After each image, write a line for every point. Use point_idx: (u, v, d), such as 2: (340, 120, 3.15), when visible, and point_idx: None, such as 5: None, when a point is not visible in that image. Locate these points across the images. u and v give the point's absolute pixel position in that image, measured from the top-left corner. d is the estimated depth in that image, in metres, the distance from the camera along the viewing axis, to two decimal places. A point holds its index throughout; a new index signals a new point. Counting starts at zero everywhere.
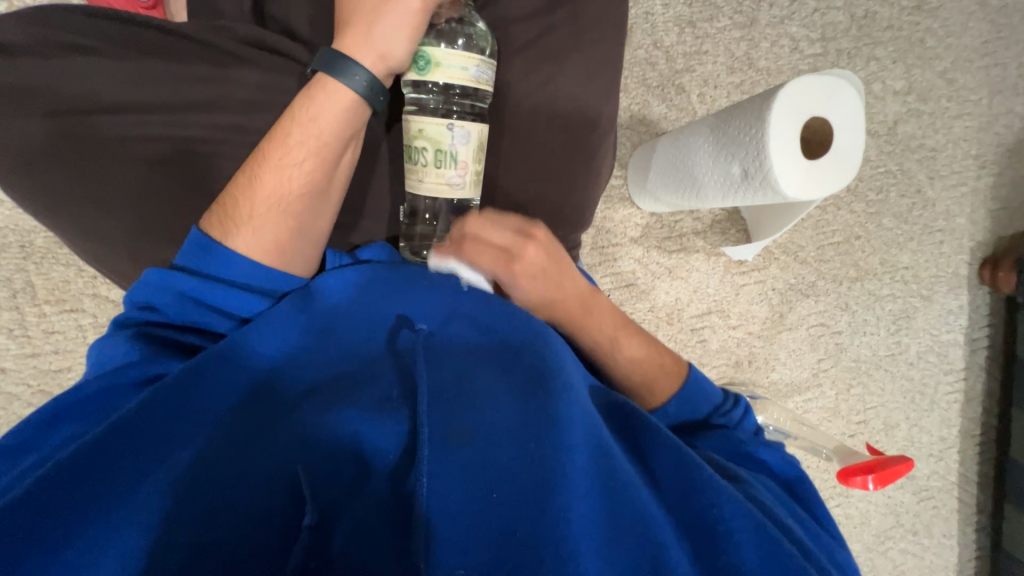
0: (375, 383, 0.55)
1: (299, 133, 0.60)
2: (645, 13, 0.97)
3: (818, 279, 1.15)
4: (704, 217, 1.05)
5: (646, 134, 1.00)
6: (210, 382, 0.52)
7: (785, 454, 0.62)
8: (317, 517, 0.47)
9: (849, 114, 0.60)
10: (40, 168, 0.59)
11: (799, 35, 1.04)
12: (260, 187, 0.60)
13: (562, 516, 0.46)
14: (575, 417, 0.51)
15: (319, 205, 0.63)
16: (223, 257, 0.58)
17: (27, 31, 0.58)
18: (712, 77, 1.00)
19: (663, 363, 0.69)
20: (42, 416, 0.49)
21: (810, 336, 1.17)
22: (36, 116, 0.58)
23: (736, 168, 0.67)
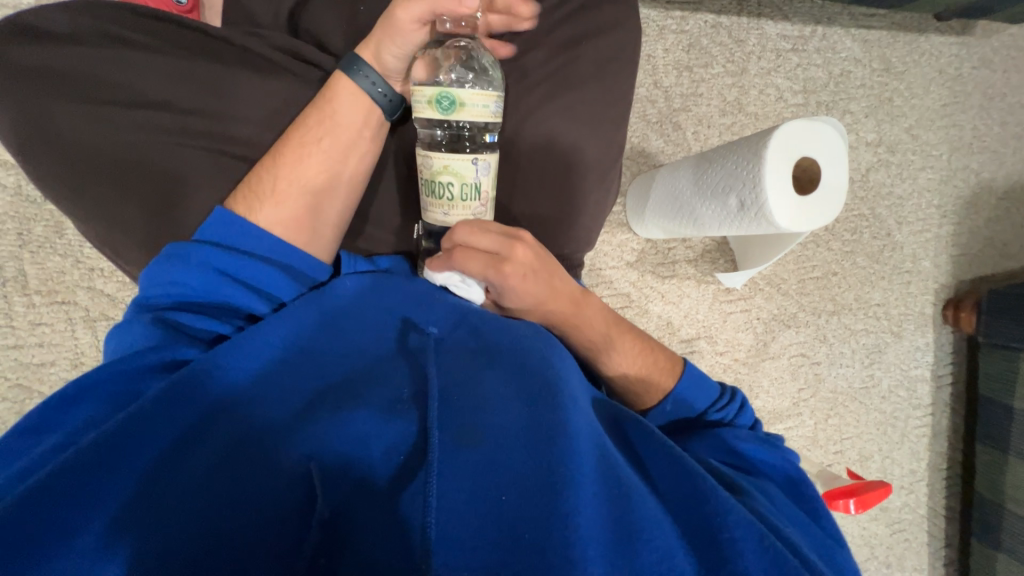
0: (384, 384, 0.55)
1: (321, 113, 0.63)
2: (647, 56, 1.05)
3: (799, 310, 1.21)
4: (696, 246, 1.11)
5: (645, 165, 1.06)
6: (218, 378, 0.52)
7: (781, 451, 0.63)
8: (328, 513, 0.46)
9: (834, 156, 0.67)
10: (65, 156, 0.60)
11: (784, 86, 1.14)
12: (278, 166, 0.62)
13: (571, 519, 0.45)
14: (579, 424, 0.52)
15: (339, 189, 0.65)
16: (237, 230, 0.58)
17: (67, 22, 0.60)
18: (706, 117, 1.08)
19: (657, 360, 0.70)
20: (61, 395, 0.49)
21: (791, 365, 1.22)
22: (65, 104, 0.59)
23: (733, 200, 0.72)
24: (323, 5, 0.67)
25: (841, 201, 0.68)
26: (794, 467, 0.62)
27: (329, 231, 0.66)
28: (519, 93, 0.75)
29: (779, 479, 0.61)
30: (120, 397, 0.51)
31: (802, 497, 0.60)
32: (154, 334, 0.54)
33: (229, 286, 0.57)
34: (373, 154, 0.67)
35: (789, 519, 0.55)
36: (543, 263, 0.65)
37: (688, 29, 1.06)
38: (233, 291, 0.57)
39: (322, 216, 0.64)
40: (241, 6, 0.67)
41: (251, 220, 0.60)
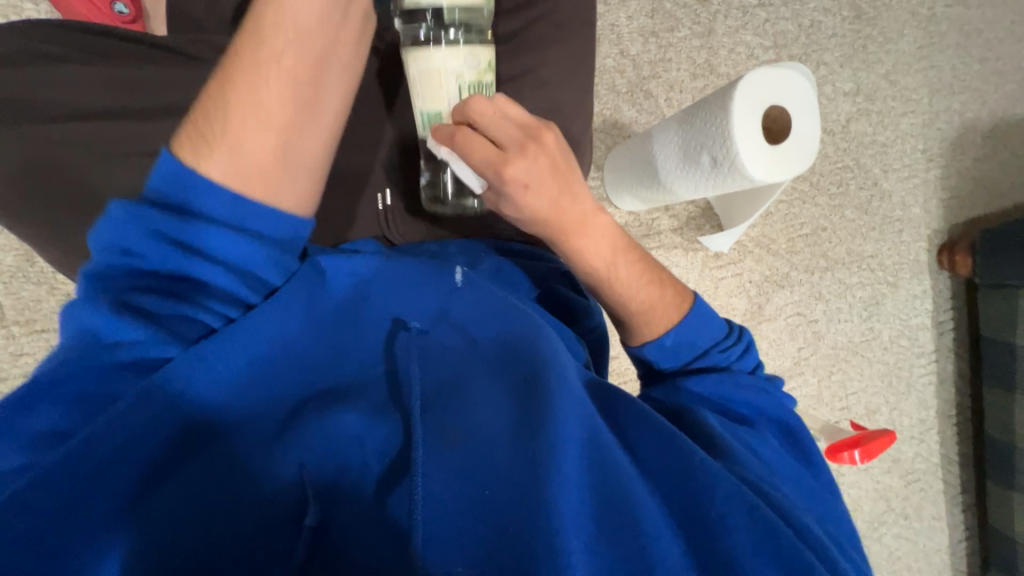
0: (371, 388, 0.52)
1: (277, 14, 0.49)
2: (611, 25, 1.03)
3: (791, 270, 1.20)
4: (680, 213, 1.09)
5: (619, 136, 1.04)
6: (200, 385, 0.47)
7: (775, 398, 0.62)
8: (319, 518, 0.45)
9: (804, 103, 0.65)
10: (9, 176, 0.57)
11: (754, 42, 1.12)
12: (229, 95, 0.49)
13: (552, 508, 0.45)
14: (567, 409, 0.49)
15: (313, 124, 0.52)
16: (192, 185, 0.48)
17: (4, 43, 0.59)
18: (678, 82, 1.06)
19: (664, 294, 0.64)
20: (18, 395, 0.44)
21: (788, 325, 1.21)
22: (3, 122, 0.57)
23: (705, 158, 0.71)
24: None
25: (816, 148, 0.66)
26: (792, 416, 0.61)
27: (309, 177, 0.53)
28: None
29: (775, 428, 0.60)
30: (94, 400, 0.46)
31: (798, 445, 0.60)
32: (114, 321, 0.46)
33: (191, 262, 0.49)
34: (351, 65, 0.54)
35: (786, 484, 0.54)
36: (556, 172, 0.57)
37: None
38: (200, 269, 0.49)
39: (291, 157, 0.51)
40: (185, 11, 0.65)
41: (208, 174, 0.48)
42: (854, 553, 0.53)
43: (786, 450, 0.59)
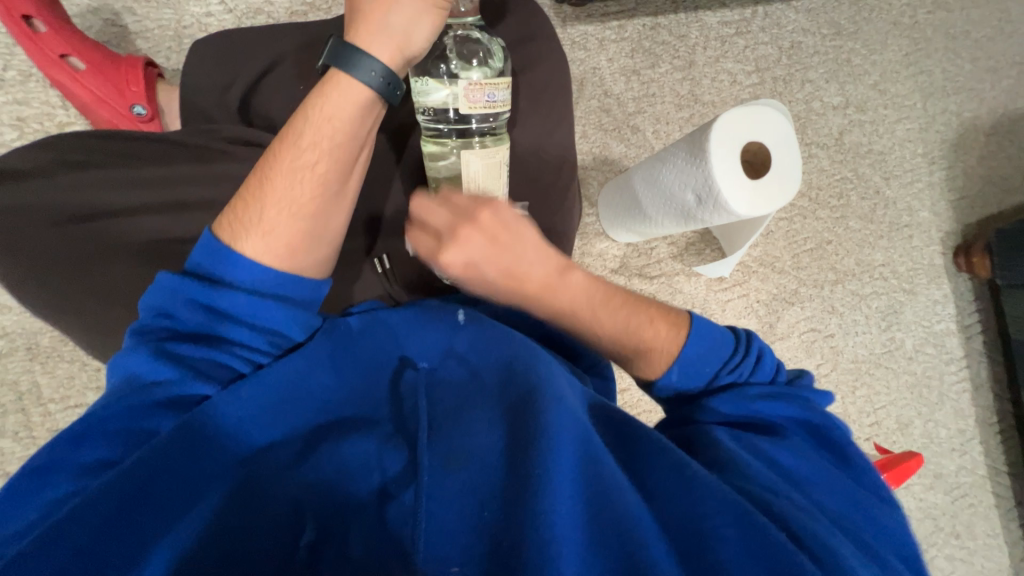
0: (379, 426, 0.53)
1: (314, 135, 0.56)
2: (592, 68, 1.07)
3: (799, 286, 1.18)
4: (679, 241, 1.10)
5: (610, 172, 1.07)
6: (241, 418, 0.50)
7: (804, 404, 0.58)
8: (315, 536, 0.46)
9: (779, 137, 0.67)
10: (44, 278, 0.59)
11: (735, 69, 1.14)
12: (267, 192, 0.55)
13: (545, 519, 0.42)
14: (563, 425, 0.47)
15: (335, 208, 0.58)
16: (232, 258, 0.53)
17: (35, 158, 0.63)
18: (663, 114, 1.09)
19: (658, 330, 0.62)
20: (69, 433, 0.46)
21: (803, 342, 1.18)
22: (35, 230, 0.60)
23: (690, 195, 0.73)
24: (274, 87, 0.70)
25: (799, 179, 0.68)
26: (820, 416, 0.57)
27: (330, 249, 0.59)
28: None
29: (804, 432, 0.57)
30: (135, 433, 0.47)
31: (832, 448, 0.55)
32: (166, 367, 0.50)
33: (239, 319, 0.53)
34: (368, 165, 0.62)
35: (806, 492, 0.50)
36: (500, 243, 0.57)
37: (628, 35, 1.09)
38: (247, 321, 0.53)
39: (316, 237, 0.57)
40: (195, 105, 0.71)
41: (246, 249, 0.54)
42: (900, 566, 0.46)
43: (820, 456, 0.54)
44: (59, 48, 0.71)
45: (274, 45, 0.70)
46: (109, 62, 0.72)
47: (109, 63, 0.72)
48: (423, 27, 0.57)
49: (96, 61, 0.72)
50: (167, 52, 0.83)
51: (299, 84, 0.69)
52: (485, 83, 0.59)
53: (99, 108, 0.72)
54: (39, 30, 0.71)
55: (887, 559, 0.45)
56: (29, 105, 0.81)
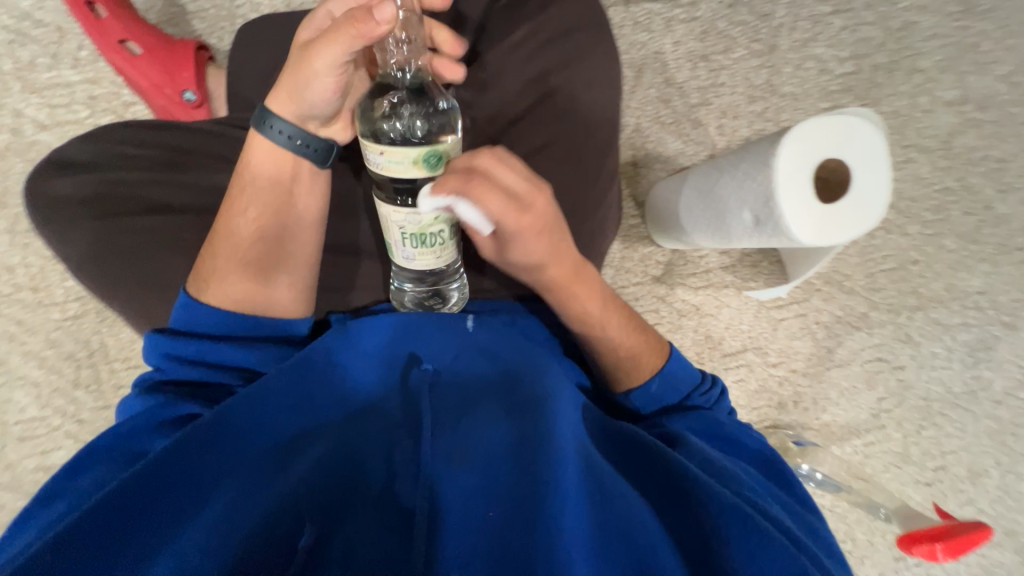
0: (385, 427, 0.49)
1: (241, 187, 0.57)
2: (655, 53, 0.97)
3: (871, 309, 1.04)
4: (732, 250, 1.00)
5: (662, 171, 0.98)
6: (242, 421, 0.46)
7: (752, 434, 0.59)
8: (313, 541, 0.42)
9: (864, 155, 0.58)
10: (111, 270, 0.60)
11: (826, 55, 0.99)
12: (214, 245, 0.57)
13: (554, 524, 0.41)
14: (567, 434, 0.46)
15: (287, 247, 0.59)
16: (199, 308, 0.53)
17: (95, 152, 0.63)
18: (732, 107, 0.97)
19: (646, 343, 0.63)
20: (75, 462, 0.45)
21: (866, 373, 1.04)
22: (103, 222, 0.60)
23: (747, 215, 0.65)
24: None
25: (882, 207, 0.59)
26: (767, 448, 0.58)
27: (293, 288, 0.59)
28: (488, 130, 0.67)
29: (753, 461, 0.57)
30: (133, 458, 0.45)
31: (777, 476, 0.55)
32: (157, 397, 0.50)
33: (224, 364, 0.53)
34: (313, 201, 0.60)
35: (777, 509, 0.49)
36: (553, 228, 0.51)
37: (700, 15, 0.97)
38: (235, 362, 0.53)
39: (268, 278, 0.57)
40: (241, 96, 0.71)
41: (209, 300, 0.55)
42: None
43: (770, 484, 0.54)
44: (119, 34, 0.73)
45: None
46: (163, 46, 0.74)
47: (162, 49, 0.74)
48: (319, 91, 0.53)
49: (153, 48, 0.74)
50: (221, 33, 0.84)
51: None
52: (365, 144, 0.47)
53: (154, 93, 0.74)
54: (100, 15, 0.73)
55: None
56: (98, 83, 0.83)
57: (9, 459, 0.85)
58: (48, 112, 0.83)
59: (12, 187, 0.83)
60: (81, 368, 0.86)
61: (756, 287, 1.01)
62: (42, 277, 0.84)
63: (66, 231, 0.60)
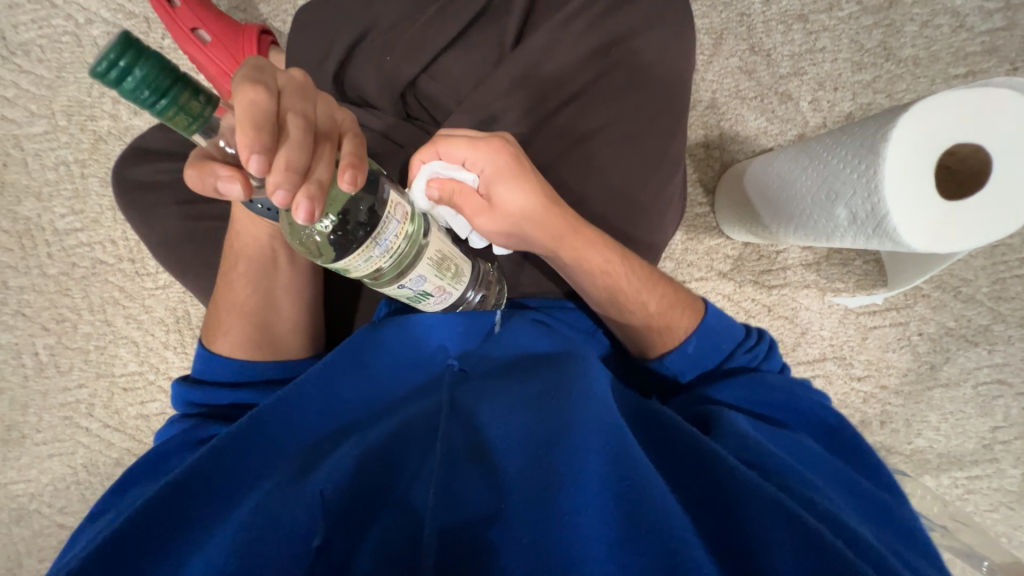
0: (410, 425, 0.46)
1: (229, 245, 0.57)
2: (740, 15, 0.84)
3: (994, 322, 0.86)
4: (818, 246, 0.88)
5: (739, 153, 0.86)
6: (277, 425, 0.45)
7: (810, 397, 0.53)
8: (325, 539, 0.39)
9: (1004, 141, 0.47)
10: (183, 252, 0.64)
11: (966, 8, 0.80)
12: (221, 301, 0.57)
13: (568, 519, 0.36)
14: (590, 419, 0.41)
15: (286, 300, 0.58)
16: (214, 363, 0.54)
17: (165, 139, 0.66)
18: (831, 77, 0.83)
19: (669, 290, 0.59)
20: (126, 478, 0.47)
21: (978, 396, 0.88)
22: (173, 208, 0.64)
23: (841, 212, 0.55)
24: (363, 59, 0.64)
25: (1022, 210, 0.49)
26: (831, 412, 0.52)
27: (296, 334, 0.59)
28: (541, 108, 0.61)
29: (810, 427, 0.52)
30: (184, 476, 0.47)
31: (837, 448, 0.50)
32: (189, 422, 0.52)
33: (242, 407, 0.54)
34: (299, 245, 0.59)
35: (833, 491, 0.44)
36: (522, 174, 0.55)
37: None
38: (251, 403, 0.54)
39: (273, 325, 0.57)
40: None
41: (219, 352, 0.55)
42: (917, 557, 0.40)
43: (833, 457, 0.48)
44: (191, 22, 0.77)
45: (366, 12, 0.65)
46: (229, 33, 0.77)
47: (229, 35, 0.76)
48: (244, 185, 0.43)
49: (220, 35, 0.76)
50: (284, 16, 0.86)
51: (386, 53, 0.63)
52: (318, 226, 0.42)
53: (223, 80, 0.77)
54: (176, 6, 0.77)
55: (915, 564, 0.38)
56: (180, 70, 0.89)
57: (116, 406, 0.98)
58: None
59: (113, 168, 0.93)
60: (170, 332, 0.96)
61: (844, 290, 0.88)
62: (138, 250, 0.95)
63: (143, 215, 0.64)
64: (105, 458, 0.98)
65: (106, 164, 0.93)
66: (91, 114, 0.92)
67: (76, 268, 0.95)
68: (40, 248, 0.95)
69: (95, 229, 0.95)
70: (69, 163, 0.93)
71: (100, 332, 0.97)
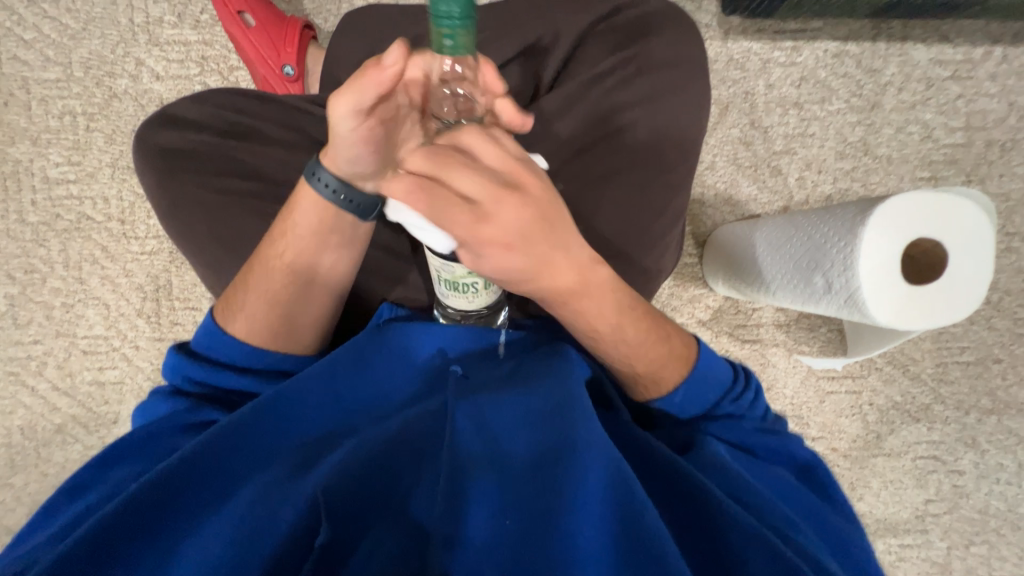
0: (413, 423, 0.46)
1: (281, 231, 0.55)
2: (745, 93, 0.93)
3: (935, 402, 0.95)
4: (790, 310, 0.95)
5: (729, 214, 0.93)
6: (275, 418, 0.46)
7: (787, 438, 0.55)
8: (331, 539, 0.39)
9: (960, 242, 0.55)
10: (191, 221, 0.64)
11: (934, 123, 0.92)
12: (248, 282, 0.55)
13: (567, 539, 0.39)
14: (593, 443, 0.42)
15: (317, 303, 0.57)
16: (229, 345, 0.54)
17: (196, 111, 0.67)
18: (817, 161, 0.92)
19: (672, 348, 0.55)
20: (103, 455, 0.46)
21: (916, 469, 0.95)
22: (190, 177, 0.64)
23: (818, 279, 0.62)
24: None
25: (968, 304, 0.56)
26: (805, 453, 0.55)
27: (311, 335, 0.58)
28: (560, 148, 0.66)
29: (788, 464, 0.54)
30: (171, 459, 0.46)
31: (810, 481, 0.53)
32: (184, 402, 0.51)
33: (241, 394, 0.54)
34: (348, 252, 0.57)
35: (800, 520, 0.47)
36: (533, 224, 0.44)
37: (801, 61, 0.92)
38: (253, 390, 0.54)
39: (295, 322, 0.56)
40: (334, 77, 0.72)
41: (232, 334, 0.54)
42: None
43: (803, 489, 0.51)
44: (238, 5, 0.79)
45: (413, 27, 0.69)
46: (274, 22, 0.80)
47: (273, 24, 0.79)
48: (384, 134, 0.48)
49: (265, 21, 0.79)
50: (327, 14, 0.89)
51: None
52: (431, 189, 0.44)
53: (259, 64, 0.80)
54: None
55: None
56: (212, 46, 0.91)
57: (71, 368, 0.93)
58: (165, 65, 0.91)
59: (122, 127, 0.92)
60: (146, 301, 0.93)
61: (808, 353, 0.95)
62: (131, 211, 0.92)
63: (158, 179, 0.64)
64: (45, 421, 0.92)
65: (115, 122, 0.91)
66: (110, 71, 0.91)
67: (60, 220, 0.92)
68: (25, 193, 0.91)
69: (87, 183, 0.92)
70: (76, 115, 0.91)
71: (71, 290, 0.93)
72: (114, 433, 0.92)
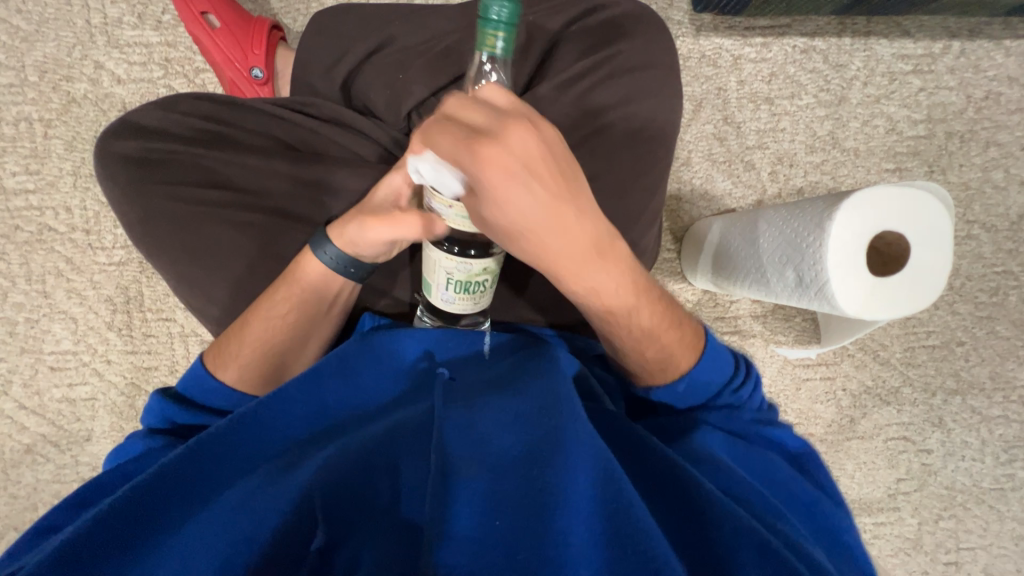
0: (398, 427, 0.46)
1: (285, 285, 0.58)
2: (718, 89, 0.94)
3: (904, 385, 0.99)
4: (765, 301, 0.97)
5: (706, 209, 0.95)
6: (256, 428, 0.46)
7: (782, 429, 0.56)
8: (324, 541, 0.39)
9: (921, 234, 0.57)
10: (159, 236, 0.62)
11: (898, 115, 0.95)
12: (243, 331, 0.57)
13: (556, 536, 0.39)
14: (577, 439, 0.43)
15: (311, 348, 0.61)
16: (219, 391, 0.54)
17: (158, 119, 0.64)
18: (789, 155, 0.94)
19: (681, 334, 0.56)
20: (82, 493, 0.45)
21: (887, 450, 0.99)
22: (156, 190, 0.62)
23: (789, 273, 0.64)
24: (375, 73, 0.67)
25: (930, 293, 0.58)
26: (798, 443, 0.56)
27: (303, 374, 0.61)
28: None
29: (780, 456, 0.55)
30: None
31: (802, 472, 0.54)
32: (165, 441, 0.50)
33: None
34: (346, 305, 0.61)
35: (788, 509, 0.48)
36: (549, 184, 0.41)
37: (771, 56, 0.94)
38: None
39: (288, 365, 0.59)
40: (305, 80, 0.70)
41: (223, 381, 0.55)
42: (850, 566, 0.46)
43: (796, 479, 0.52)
44: (201, 6, 0.77)
45: (385, 29, 0.68)
46: (240, 23, 0.78)
47: (239, 25, 0.77)
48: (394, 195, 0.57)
49: (230, 23, 0.77)
50: (295, 14, 0.87)
51: (399, 73, 0.66)
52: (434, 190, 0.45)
53: (226, 66, 0.77)
54: None
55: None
56: (176, 48, 0.87)
57: (38, 386, 0.89)
58: (126, 68, 0.87)
59: (82, 133, 0.88)
60: (116, 313, 0.90)
61: (784, 342, 0.98)
62: (95, 221, 0.89)
63: (123, 191, 0.62)
64: (14, 441, 0.89)
65: (75, 128, 0.88)
66: (67, 74, 0.87)
67: (19, 232, 0.88)
68: None
69: (47, 193, 0.88)
70: (32, 121, 0.87)
71: (34, 305, 0.89)
72: (89, 450, 0.90)
